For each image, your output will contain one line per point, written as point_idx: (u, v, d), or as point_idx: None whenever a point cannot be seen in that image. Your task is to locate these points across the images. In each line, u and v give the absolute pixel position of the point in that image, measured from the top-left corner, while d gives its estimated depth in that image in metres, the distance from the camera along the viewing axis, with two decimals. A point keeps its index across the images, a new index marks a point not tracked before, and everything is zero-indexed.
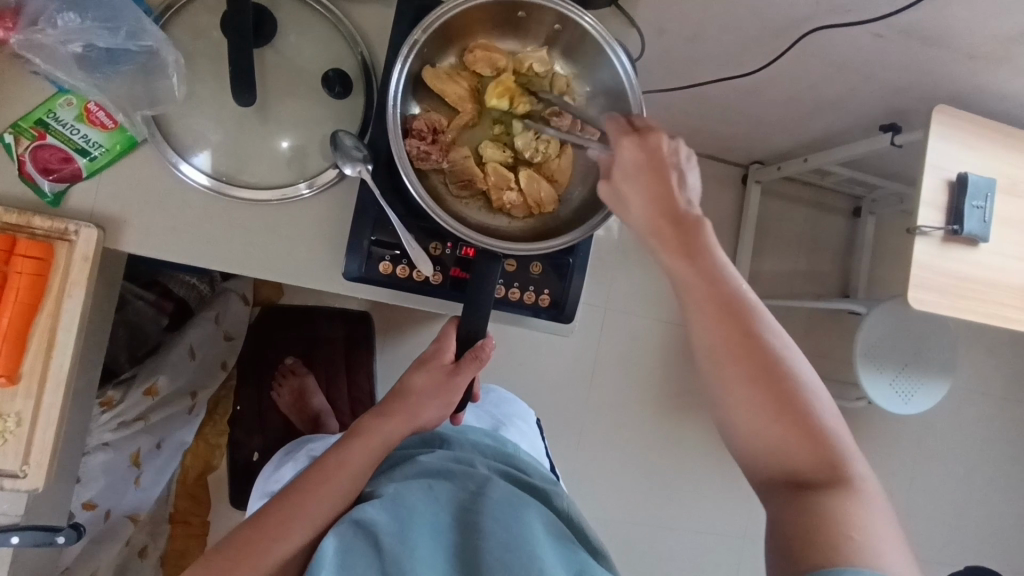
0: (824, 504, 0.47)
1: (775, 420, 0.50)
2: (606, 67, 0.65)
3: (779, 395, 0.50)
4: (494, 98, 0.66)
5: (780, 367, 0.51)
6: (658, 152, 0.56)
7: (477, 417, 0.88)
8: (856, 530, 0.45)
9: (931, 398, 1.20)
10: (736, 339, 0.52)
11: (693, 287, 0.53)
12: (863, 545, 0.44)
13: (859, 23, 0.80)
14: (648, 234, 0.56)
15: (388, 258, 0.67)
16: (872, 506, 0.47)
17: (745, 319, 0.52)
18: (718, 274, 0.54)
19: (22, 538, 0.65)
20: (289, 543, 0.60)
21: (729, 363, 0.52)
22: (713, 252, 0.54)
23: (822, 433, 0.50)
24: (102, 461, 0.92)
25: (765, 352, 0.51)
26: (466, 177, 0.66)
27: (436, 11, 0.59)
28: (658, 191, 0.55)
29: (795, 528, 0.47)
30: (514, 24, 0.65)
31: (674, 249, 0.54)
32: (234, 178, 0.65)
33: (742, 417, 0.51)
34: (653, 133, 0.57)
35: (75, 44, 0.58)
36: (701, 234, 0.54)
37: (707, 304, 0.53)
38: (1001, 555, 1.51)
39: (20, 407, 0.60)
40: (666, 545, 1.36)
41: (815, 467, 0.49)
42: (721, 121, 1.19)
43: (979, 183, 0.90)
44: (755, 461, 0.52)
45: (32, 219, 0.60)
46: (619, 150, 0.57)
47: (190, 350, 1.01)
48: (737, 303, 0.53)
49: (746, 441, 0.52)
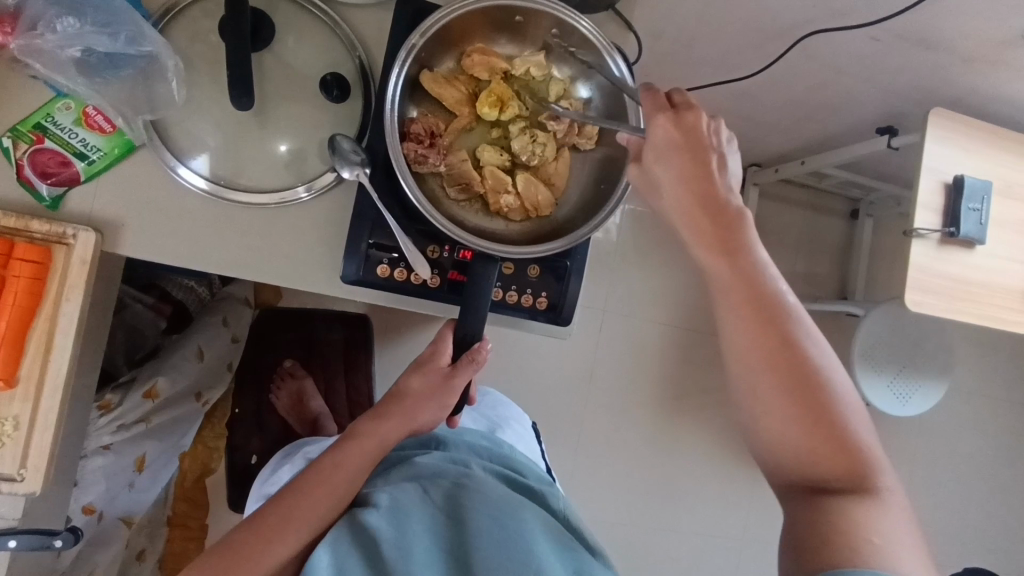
0: (843, 512, 0.48)
1: (804, 426, 0.50)
2: (603, 71, 0.65)
3: (810, 400, 0.50)
4: (485, 107, 0.66)
5: (815, 372, 0.50)
6: (698, 132, 0.55)
7: (473, 419, 0.87)
8: (875, 534, 0.46)
9: (928, 399, 1.20)
10: (771, 340, 0.51)
11: (728, 285, 0.52)
12: (881, 548, 0.45)
13: (855, 26, 0.81)
14: (681, 224, 0.55)
15: (386, 261, 0.68)
16: (892, 510, 0.48)
17: (782, 322, 0.51)
18: (755, 271, 0.52)
19: (19, 542, 0.65)
20: (286, 546, 0.60)
21: (760, 364, 0.51)
22: (753, 250, 0.53)
23: (850, 437, 0.50)
24: (102, 464, 0.91)
25: (799, 355, 0.51)
26: (464, 181, 0.66)
27: (434, 15, 0.60)
28: (696, 173, 0.54)
29: (815, 534, 0.47)
30: (512, 28, 0.66)
31: (709, 244, 0.53)
32: (232, 182, 0.65)
33: (769, 421, 0.51)
34: (692, 110, 0.55)
35: (74, 49, 0.58)
36: (740, 228, 0.53)
37: (740, 303, 0.52)
38: (1000, 556, 1.51)
39: (18, 410, 0.60)
40: (665, 548, 1.37)
41: (841, 473, 0.49)
42: (719, 124, 1.19)
43: (975, 186, 0.91)
44: (775, 462, 0.52)
45: (31, 222, 0.60)
46: (650, 129, 0.56)
47: (194, 352, 1.01)
48: (775, 305, 0.51)
49: (770, 445, 0.52)
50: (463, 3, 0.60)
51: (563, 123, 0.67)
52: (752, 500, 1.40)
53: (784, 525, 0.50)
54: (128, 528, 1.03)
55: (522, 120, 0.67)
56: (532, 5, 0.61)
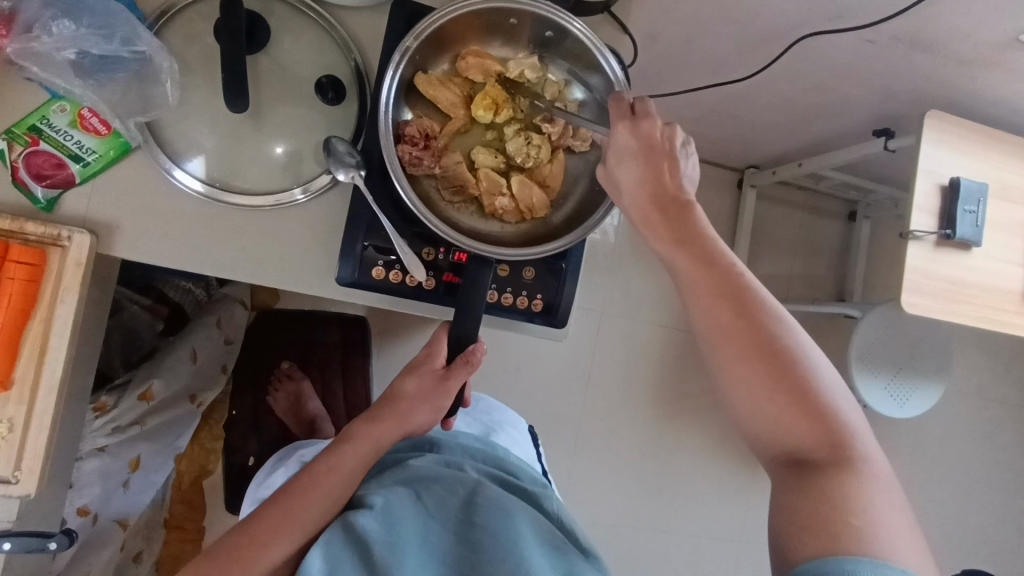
0: (822, 482, 0.47)
1: (779, 400, 0.50)
2: (597, 72, 0.65)
3: (779, 376, 0.50)
4: (480, 109, 0.66)
5: (781, 345, 0.51)
6: (654, 138, 0.57)
7: (467, 424, 0.87)
8: (854, 514, 0.44)
9: (925, 402, 1.21)
10: (733, 321, 0.52)
11: (688, 271, 0.54)
12: (862, 530, 0.44)
13: (850, 29, 0.81)
14: (641, 221, 0.58)
15: (382, 263, 0.68)
16: (875, 486, 0.47)
17: (743, 301, 0.52)
18: (713, 255, 0.54)
19: (14, 544, 0.65)
20: (279, 549, 0.60)
21: (727, 344, 0.52)
22: (708, 237, 0.55)
23: (826, 410, 0.50)
24: (97, 466, 0.92)
25: (764, 332, 0.51)
26: (458, 183, 0.66)
27: (428, 17, 0.60)
28: (652, 175, 0.57)
29: (797, 508, 0.47)
30: (505, 30, 0.66)
31: (664, 236, 0.56)
32: (227, 184, 0.65)
33: (744, 398, 0.51)
34: (647, 118, 0.58)
35: (68, 51, 0.59)
36: (692, 218, 0.56)
37: (702, 287, 0.53)
38: (998, 559, 1.51)
39: (13, 412, 0.60)
40: (663, 550, 1.36)
41: (819, 444, 0.49)
42: (716, 126, 1.19)
43: (971, 188, 0.91)
44: (761, 441, 0.52)
45: (25, 225, 0.60)
46: (614, 135, 0.58)
47: (189, 354, 1.01)
48: (736, 287, 0.53)
49: (749, 423, 0.52)
50: (457, 5, 0.60)
51: (557, 125, 0.67)
52: (750, 502, 1.40)
53: (770, 503, 0.50)
54: (122, 532, 1.02)
55: (514, 124, 0.68)
56: (526, 8, 0.61)
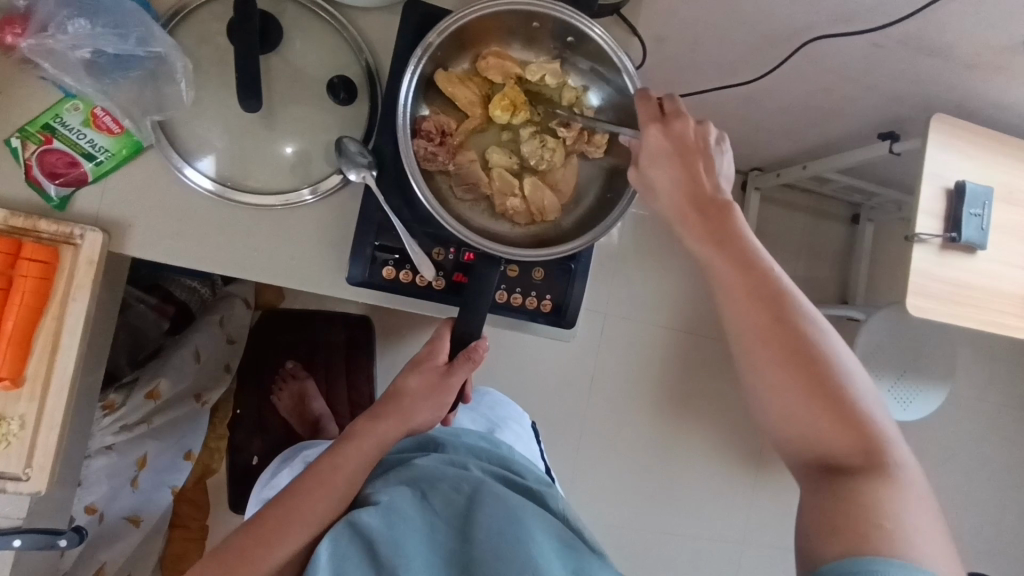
0: (854, 484, 0.47)
1: (810, 403, 0.50)
2: (614, 77, 0.65)
3: (813, 378, 0.50)
4: (497, 109, 0.66)
5: (815, 349, 0.51)
6: (687, 138, 0.58)
7: (472, 420, 0.88)
8: (887, 517, 0.44)
9: (930, 403, 1.21)
10: (770, 324, 0.52)
11: (725, 274, 0.54)
12: (894, 534, 0.44)
13: (858, 32, 0.81)
14: (675, 219, 0.58)
15: (391, 263, 0.68)
16: (908, 492, 0.47)
17: (778, 304, 0.52)
18: (749, 258, 0.54)
19: (24, 541, 0.66)
20: (287, 547, 0.61)
21: (760, 346, 0.52)
22: (745, 240, 0.55)
23: (858, 414, 0.50)
24: (105, 465, 0.92)
25: (800, 336, 0.51)
26: (471, 181, 0.67)
27: (452, 15, 0.60)
28: (687, 170, 0.58)
29: (826, 510, 0.47)
30: (527, 32, 0.66)
31: (701, 237, 0.56)
32: (238, 183, 0.65)
33: (775, 400, 0.51)
34: (680, 117, 0.59)
35: (84, 51, 0.59)
36: (729, 220, 0.56)
37: (738, 291, 0.53)
38: (999, 563, 1.51)
39: (24, 410, 0.61)
40: (665, 551, 1.37)
41: (850, 446, 0.49)
42: (721, 130, 1.20)
43: (977, 191, 0.91)
44: (789, 442, 0.52)
45: (38, 222, 0.60)
46: (644, 138, 0.59)
47: (193, 353, 1.00)
48: (772, 291, 0.53)
49: (778, 425, 0.52)
50: (481, 5, 0.60)
51: (572, 130, 0.68)
52: (751, 504, 1.41)
53: (799, 504, 0.50)
54: (135, 527, 1.04)
55: (530, 126, 0.69)
56: (549, 11, 0.61)
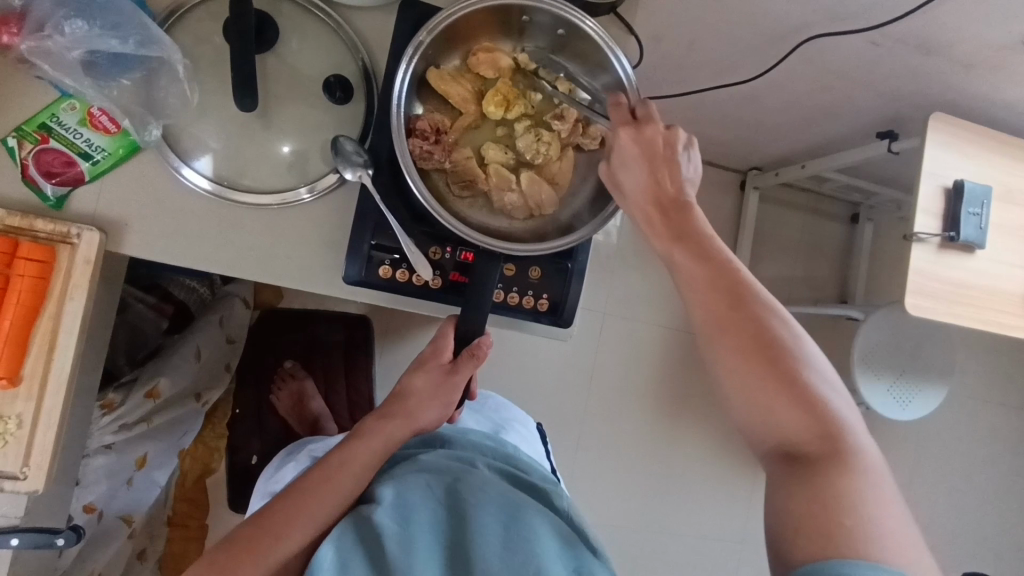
0: (816, 476, 0.46)
1: (769, 395, 0.50)
2: (607, 70, 0.65)
3: (771, 369, 0.51)
4: (491, 105, 0.67)
5: (773, 342, 0.52)
6: (656, 144, 0.59)
7: (476, 421, 0.87)
8: (848, 513, 0.43)
9: (930, 402, 1.21)
10: (728, 316, 0.53)
11: (686, 270, 0.56)
12: (856, 529, 0.42)
13: (856, 30, 0.81)
14: (641, 219, 0.59)
15: (388, 262, 0.68)
16: (872, 485, 0.46)
17: (737, 296, 0.53)
18: (709, 254, 0.55)
19: (21, 540, 0.66)
20: (291, 542, 0.60)
21: (721, 338, 0.53)
22: (705, 237, 0.56)
23: (820, 406, 0.49)
24: (104, 464, 0.92)
25: (758, 328, 0.52)
26: (468, 177, 0.67)
27: (442, 13, 0.60)
28: (653, 174, 0.58)
29: (794, 508, 0.45)
30: (516, 27, 0.66)
31: (663, 234, 0.57)
32: (236, 182, 0.66)
33: (736, 391, 0.52)
34: (648, 124, 0.59)
35: (78, 51, 0.59)
36: (691, 220, 0.57)
37: (699, 284, 0.55)
38: (998, 563, 1.51)
39: (21, 409, 0.61)
40: (664, 550, 1.37)
41: (812, 437, 0.48)
42: (720, 129, 1.20)
43: (975, 190, 0.91)
44: (756, 434, 0.52)
45: (35, 222, 0.60)
46: (616, 140, 0.59)
47: (193, 353, 1.01)
48: (732, 283, 0.54)
49: (743, 417, 0.52)
50: (471, 2, 0.60)
51: (568, 122, 0.67)
52: (751, 504, 1.41)
53: (766, 498, 0.49)
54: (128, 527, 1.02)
55: (524, 121, 0.69)
56: (537, 6, 0.61)
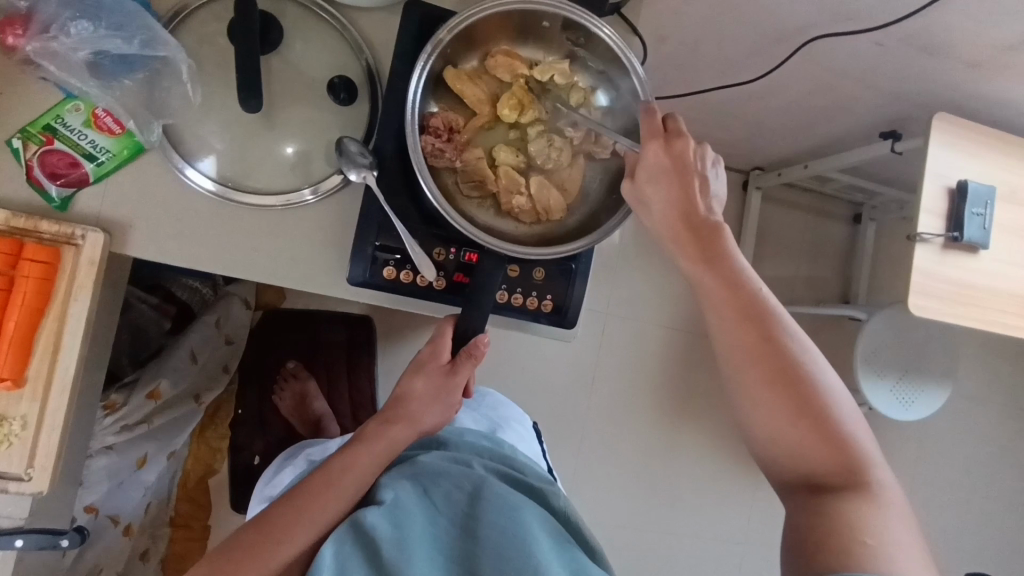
0: (837, 502, 0.49)
1: (793, 421, 0.52)
2: (622, 77, 0.66)
3: (796, 396, 0.52)
4: (505, 109, 0.66)
5: (798, 368, 0.52)
6: (685, 158, 0.58)
7: (474, 419, 0.85)
8: (870, 535, 0.46)
9: (934, 402, 1.21)
10: (756, 343, 0.53)
11: (714, 293, 0.55)
12: (876, 549, 0.45)
13: (860, 30, 0.81)
14: (668, 237, 0.58)
15: (392, 263, 0.68)
16: (888, 508, 0.49)
17: (764, 322, 0.53)
18: (736, 277, 0.55)
19: (25, 541, 0.68)
20: (292, 546, 0.60)
21: (746, 364, 0.54)
22: (733, 258, 0.56)
23: (840, 432, 0.51)
24: (105, 464, 0.92)
25: (785, 355, 0.53)
26: (478, 178, 0.67)
27: (463, 14, 0.60)
28: (684, 189, 0.57)
29: (815, 529, 0.48)
30: (537, 32, 0.66)
31: (692, 254, 0.57)
32: (240, 183, 0.65)
33: (759, 416, 0.53)
34: (679, 138, 0.58)
35: (85, 52, 0.59)
36: (719, 240, 0.56)
37: (727, 308, 0.55)
38: (1001, 564, 1.51)
39: (26, 410, 0.61)
40: (666, 551, 1.37)
41: (831, 463, 0.51)
42: (722, 129, 1.19)
43: (979, 191, 0.91)
44: (774, 455, 0.54)
45: (40, 223, 0.60)
46: (643, 152, 0.58)
47: (188, 355, 1.00)
48: (759, 308, 0.54)
49: (764, 439, 0.54)
50: (491, 3, 0.60)
51: (580, 130, 0.68)
52: (752, 504, 1.41)
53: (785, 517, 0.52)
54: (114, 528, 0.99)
55: (537, 125, 0.68)
56: (557, 10, 0.62)
